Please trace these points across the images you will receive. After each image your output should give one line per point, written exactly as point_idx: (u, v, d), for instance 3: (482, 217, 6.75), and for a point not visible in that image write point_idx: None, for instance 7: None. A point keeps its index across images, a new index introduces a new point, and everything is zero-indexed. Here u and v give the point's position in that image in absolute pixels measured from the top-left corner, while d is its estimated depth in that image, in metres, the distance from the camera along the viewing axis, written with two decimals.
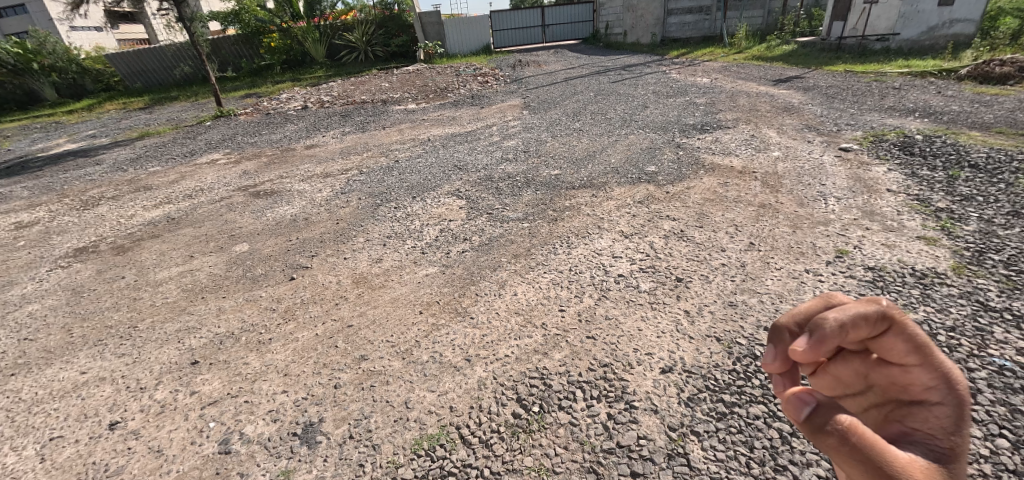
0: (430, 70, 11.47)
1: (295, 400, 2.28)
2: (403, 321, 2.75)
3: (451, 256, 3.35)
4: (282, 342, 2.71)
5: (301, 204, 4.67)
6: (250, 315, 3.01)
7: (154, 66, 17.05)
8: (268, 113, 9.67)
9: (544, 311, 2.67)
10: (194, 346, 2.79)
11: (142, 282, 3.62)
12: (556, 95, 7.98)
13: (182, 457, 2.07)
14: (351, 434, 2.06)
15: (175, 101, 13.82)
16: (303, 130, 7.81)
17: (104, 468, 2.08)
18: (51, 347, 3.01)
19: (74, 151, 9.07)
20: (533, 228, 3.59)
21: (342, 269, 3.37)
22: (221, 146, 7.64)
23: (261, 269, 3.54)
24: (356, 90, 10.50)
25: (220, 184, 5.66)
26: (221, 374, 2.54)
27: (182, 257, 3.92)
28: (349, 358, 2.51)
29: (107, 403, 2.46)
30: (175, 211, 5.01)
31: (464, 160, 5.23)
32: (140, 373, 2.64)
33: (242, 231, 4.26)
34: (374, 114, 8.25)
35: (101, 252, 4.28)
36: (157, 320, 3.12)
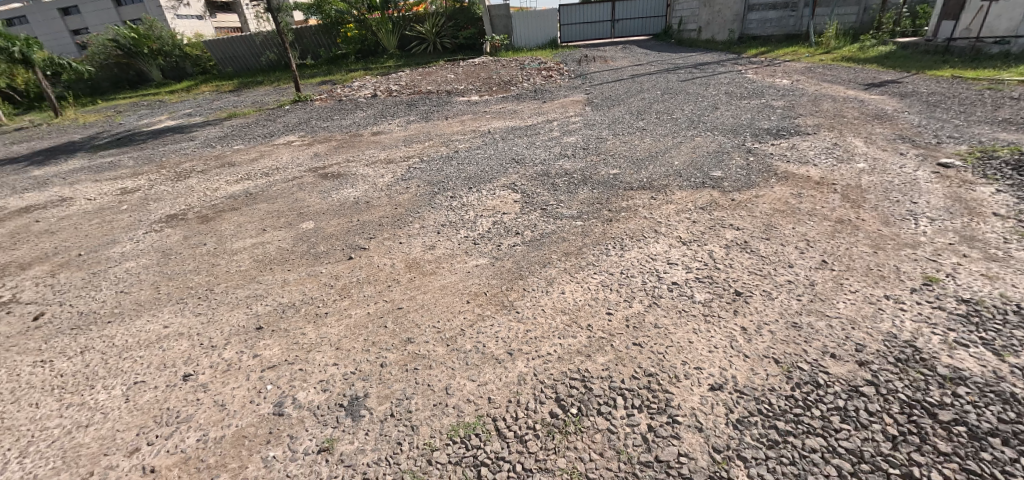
0: (495, 63, 11.56)
1: (344, 373, 2.40)
2: (450, 308, 2.81)
3: (502, 248, 3.37)
4: (337, 317, 2.87)
5: (364, 188, 4.89)
6: (311, 289, 3.20)
7: (244, 52, 18.48)
8: (340, 99, 10.20)
9: (590, 312, 2.62)
10: (259, 312, 3.02)
11: (221, 250, 3.96)
12: (620, 92, 7.76)
13: (241, 414, 2.25)
14: (393, 412, 2.14)
15: (260, 85, 14.94)
16: (371, 117, 8.17)
17: (176, 414, 2.31)
18: (142, 300, 3.38)
19: (174, 127, 10.09)
20: (586, 227, 3.52)
21: (397, 253, 3.50)
22: (297, 129, 8.17)
23: (323, 247, 3.75)
24: (423, 80, 10.81)
25: (294, 165, 6.06)
26: (281, 341, 2.72)
27: (256, 230, 4.25)
28: (396, 339, 2.60)
29: (183, 356, 2.72)
30: (253, 187, 5.43)
31: (521, 154, 5.24)
32: (212, 332, 2.89)
33: (309, 210, 4.54)
34: (438, 104, 8.46)
35: (189, 219, 4.74)
36: (230, 285, 3.40)
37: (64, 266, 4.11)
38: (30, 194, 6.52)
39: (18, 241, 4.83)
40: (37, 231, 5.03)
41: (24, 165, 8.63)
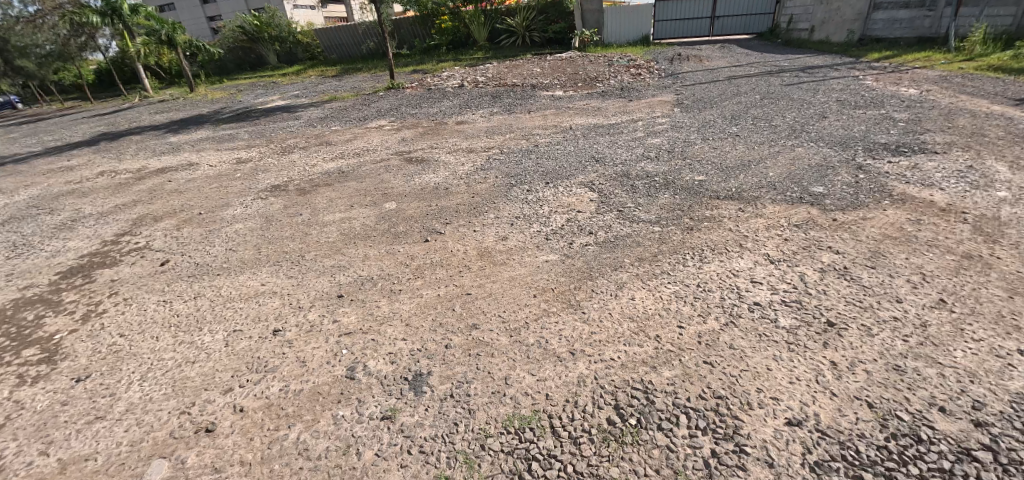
0: (582, 59, 11.39)
1: (411, 349, 2.52)
2: (516, 300, 2.83)
3: (573, 247, 3.33)
4: (409, 295, 3.01)
5: (444, 175, 5.08)
6: (388, 265, 3.40)
7: (348, 41, 19.82)
8: (429, 88, 10.65)
9: (659, 323, 2.51)
10: (342, 282, 3.26)
11: (314, 221, 4.33)
12: (714, 94, 7.31)
13: (318, 372, 2.45)
14: (452, 393, 2.21)
15: (359, 71, 16.05)
16: (456, 107, 8.44)
17: (266, 363, 2.57)
18: (245, 259, 3.79)
19: (284, 106, 11.17)
20: (664, 234, 3.37)
21: (470, 240, 3.60)
22: (388, 114, 8.67)
23: (403, 228, 3.96)
24: (509, 73, 10.95)
25: (383, 148, 6.45)
26: (358, 311, 2.92)
27: (345, 205, 4.58)
28: (462, 324, 2.68)
29: (275, 313, 3.02)
30: (346, 165, 5.86)
31: (602, 153, 5.13)
32: (301, 295, 3.18)
33: (393, 191, 4.80)
34: (522, 97, 8.54)
35: (290, 190, 5.23)
36: (319, 254, 3.71)
37: (188, 222, 4.73)
38: (168, 157, 7.57)
39: (155, 197, 5.64)
40: (170, 189, 5.84)
41: (165, 132, 10.04)
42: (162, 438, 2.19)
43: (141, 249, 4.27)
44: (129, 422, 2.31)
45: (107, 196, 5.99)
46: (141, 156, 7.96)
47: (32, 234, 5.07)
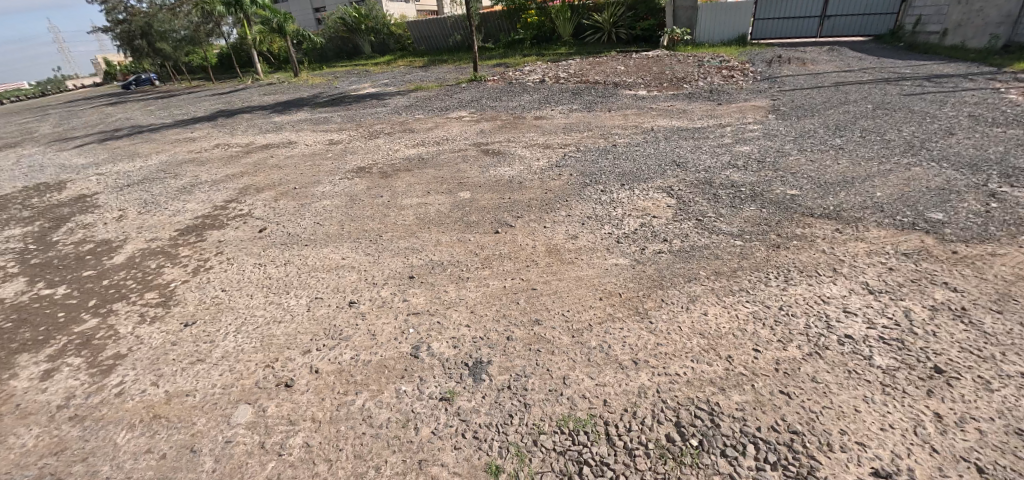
0: (670, 58, 10.90)
1: (474, 336, 2.59)
2: (582, 301, 2.80)
3: (645, 253, 3.22)
4: (476, 283, 3.09)
5: (519, 168, 5.12)
6: (458, 252, 3.50)
7: (436, 33, 20.55)
8: (510, 82, 10.77)
9: (732, 343, 2.36)
10: (414, 264, 3.42)
11: (393, 203, 4.57)
12: (817, 102, 6.67)
13: (386, 346, 2.59)
14: (509, 384, 2.24)
15: (445, 63, 16.64)
16: (535, 102, 8.46)
17: (341, 332, 2.77)
18: (330, 233, 4.10)
19: (374, 93, 11.87)
20: (746, 249, 3.15)
21: (540, 236, 3.60)
22: (469, 105, 8.90)
23: (475, 217, 4.05)
24: (591, 69, 10.76)
25: (462, 138, 6.63)
26: (427, 293, 3.04)
27: (422, 191, 4.79)
28: (524, 318, 2.70)
29: (352, 286, 3.23)
30: (426, 153, 6.11)
31: (684, 158, 4.88)
32: (376, 272, 3.38)
33: (469, 181, 4.93)
34: (603, 95, 8.36)
35: (373, 173, 5.56)
36: (395, 235, 3.91)
37: (284, 195, 5.20)
38: (271, 135, 8.36)
39: (259, 170, 6.26)
40: (271, 164, 6.45)
41: (271, 112, 11.10)
42: (248, 386, 2.44)
43: (244, 215, 4.77)
44: (222, 368, 2.60)
45: (220, 166, 6.75)
46: (250, 133, 8.86)
47: (160, 194, 5.84)
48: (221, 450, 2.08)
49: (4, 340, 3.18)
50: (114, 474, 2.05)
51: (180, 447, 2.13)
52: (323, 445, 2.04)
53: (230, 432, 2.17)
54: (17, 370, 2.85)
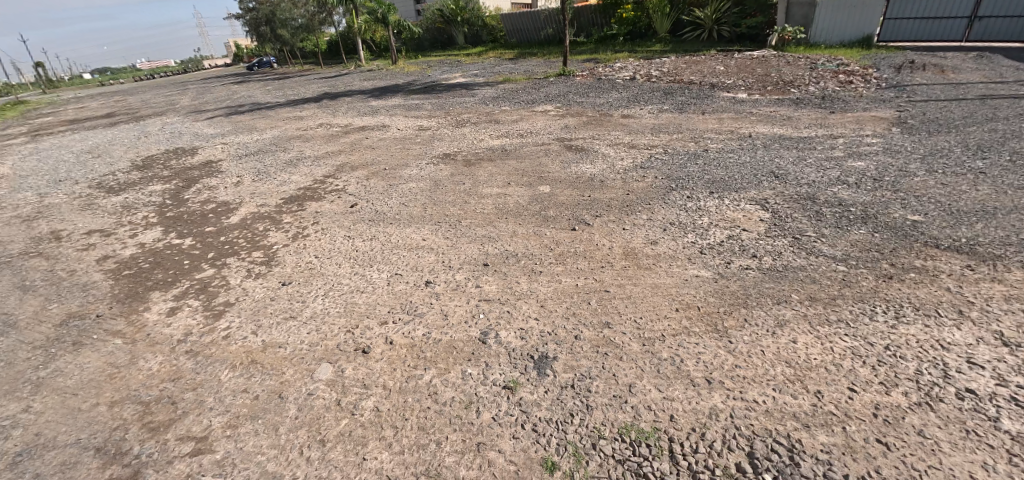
0: (778, 59, 10.02)
1: (541, 330, 2.60)
2: (656, 309, 2.70)
3: (730, 267, 3.02)
4: (548, 278, 3.10)
5: (601, 167, 5.03)
6: (533, 245, 3.53)
7: (528, 26, 20.81)
8: (599, 78, 10.56)
9: (823, 377, 2.14)
10: (489, 251, 3.51)
11: (474, 191, 4.71)
12: (957, 116, 5.77)
13: (457, 328, 2.69)
14: (572, 383, 2.23)
15: (534, 56, 16.75)
16: (623, 100, 8.22)
17: (417, 308, 2.92)
18: (414, 214, 4.33)
19: (464, 83, 12.26)
20: (850, 276, 2.83)
21: (617, 237, 3.52)
22: (555, 100, 8.89)
23: (553, 212, 4.06)
24: (687, 68, 10.22)
25: (545, 132, 6.65)
26: (499, 282, 3.11)
27: (503, 182, 4.88)
28: (594, 319, 2.66)
29: (430, 267, 3.39)
30: (510, 144, 6.21)
31: (784, 169, 4.49)
32: (453, 255, 3.51)
33: (549, 175, 4.94)
34: (697, 96, 7.92)
35: (458, 160, 5.76)
36: (474, 222, 4.04)
37: (376, 174, 5.56)
38: (368, 118, 8.97)
39: (355, 150, 6.75)
40: (366, 145, 6.93)
41: (369, 96, 11.90)
42: (331, 347, 2.66)
43: (339, 190, 5.19)
44: (311, 327, 2.87)
45: (322, 143, 7.38)
46: (350, 115, 9.58)
47: (271, 165, 6.53)
48: (303, 401, 2.30)
49: (144, 278, 3.76)
50: (217, 405, 2.35)
51: (271, 391, 2.39)
52: (391, 412, 2.18)
53: (313, 386, 2.39)
54: (151, 304, 3.36)
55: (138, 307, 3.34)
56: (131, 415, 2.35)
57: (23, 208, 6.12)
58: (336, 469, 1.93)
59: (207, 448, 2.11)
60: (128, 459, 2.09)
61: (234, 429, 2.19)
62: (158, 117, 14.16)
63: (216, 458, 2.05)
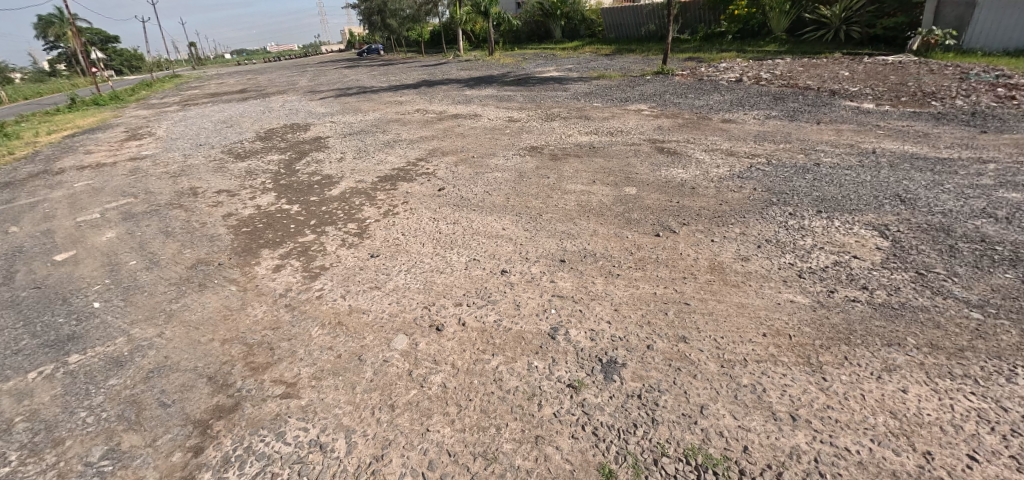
0: (920, 66, 8.72)
1: (612, 335, 2.55)
2: (740, 330, 2.52)
3: (832, 296, 2.72)
4: (625, 282, 3.03)
5: (694, 173, 4.78)
6: (613, 247, 3.47)
7: (629, 21, 20.33)
8: (701, 79, 9.97)
9: (938, 438, 1.85)
10: (567, 248, 3.51)
11: (558, 186, 4.72)
12: None
13: (527, 320, 2.74)
14: (638, 393, 2.17)
15: (633, 52, 16.26)
16: (726, 103, 7.68)
17: (491, 295, 3.01)
18: (497, 203, 4.44)
19: (557, 77, 12.26)
20: (987, 326, 2.41)
21: (704, 249, 3.33)
22: (650, 99, 8.56)
23: (637, 216, 3.95)
24: (804, 72, 9.27)
25: (637, 132, 6.44)
26: (574, 280, 3.10)
27: (587, 179, 4.83)
28: (670, 331, 2.55)
29: (508, 256, 3.47)
30: (598, 142, 6.12)
31: (914, 193, 3.92)
32: (530, 248, 3.56)
33: (636, 177, 4.80)
34: (813, 104, 7.17)
35: (544, 154, 5.80)
36: (554, 217, 4.05)
37: (464, 161, 5.77)
38: (462, 106, 9.31)
39: (448, 136, 7.06)
40: (458, 132, 7.21)
41: (465, 85, 12.33)
42: (409, 320, 2.84)
43: (430, 173, 5.47)
44: (393, 298, 3.08)
45: (418, 128, 7.80)
46: (445, 102, 10.01)
47: (371, 145, 7.04)
48: (380, 366, 2.48)
49: (258, 236, 4.27)
50: (306, 357, 2.61)
51: (352, 352, 2.61)
52: (457, 390, 2.28)
53: (390, 354, 2.56)
54: (261, 259, 3.80)
55: (251, 261, 3.80)
56: (238, 353, 2.70)
57: (173, 165, 7.21)
58: (402, 435, 2.07)
59: (294, 393, 2.35)
60: (232, 391, 2.41)
61: (319, 380, 2.43)
62: (281, 94, 15.87)
63: (302, 403, 2.29)
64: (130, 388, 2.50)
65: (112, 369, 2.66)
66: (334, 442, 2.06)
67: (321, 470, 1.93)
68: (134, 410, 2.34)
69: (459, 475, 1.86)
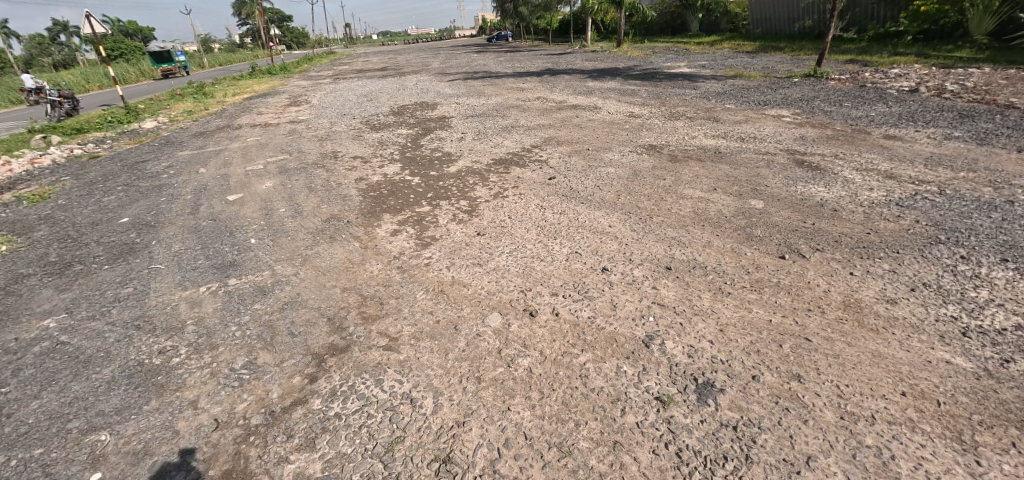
0: None
1: (712, 357, 2.37)
2: (871, 383, 2.16)
3: (1009, 366, 2.19)
4: (736, 302, 2.77)
5: (839, 192, 4.17)
6: (727, 263, 3.20)
7: (781, 16, 18.39)
8: (863, 86, 8.62)
9: None
10: (675, 256, 3.31)
11: (673, 189, 4.47)
12: None
13: (621, 323, 2.65)
14: (734, 424, 1.99)
15: (780, 51, 14.64)
16: (893, 116, 6.54)
17: (588, 291, 2.97)
18: (606, 199, 4.35)
19: (688, 74, 11.51)
20: None
21: (839, 281, 2.91)
22: (794, 105, 7.63)
23: (761, 232, 3.57)
24: (1012, 86, 7.48)
25: (773, 140, 5.79)
26: (678, 290, 2.92)
27: (708, 186, 4.49)
28: (782, 365, 2.29)
29: (611, 255, 3.39)
30: (726, 147, 5.63)
31: None
32: (635, 250, 3.43)
33: (766, 190, 4.34)
34: (1019, 125, 5.77)
35: (663, 153, 5.52)
36: (666, 221, 3.85)
37: (578, 153, 5.73)
38: (582, 97, 9.21)
39: (565, 126, 7.06)
40: (575, 123, 7.18)
41: (588, 77, 12.16)
42: (505, 300, 2.93)
43: (542, 161, 5.54)
44: (492, 277, 3.20)
45: (536, 115, 7.91)
46: (565, 92, 9.98)
47: (490, 128, 7.32)
48: (472, 338, 2.61)
49: (382, 201, 4.72)
50: (409, 317, 2.84)
51: (449, 321, 2.77)
52: (541, 377, 2.31)
53: (482, 329, 2.68)
54: (382, 222, 4.20)
55: (374, 222, 4.22)
56: (353, 302, 3.03)
57: (321, 130, 8.25)
58: (484, 407, 2.16)
59: (395, 347, 2.58)
60: (345, 334, 2.72)
61: (417, 340, 2.63)
62: (416, 74, 17.18)
63: (400, 358, 2.50)
64: (268, 314, 2.96)
65: (258, 296, 3.17)
66: (423, 400, 2.23)
67: (408, 422, 2.10)
68: (269, 333, 2.77)
69: (532, 460, 1.89)
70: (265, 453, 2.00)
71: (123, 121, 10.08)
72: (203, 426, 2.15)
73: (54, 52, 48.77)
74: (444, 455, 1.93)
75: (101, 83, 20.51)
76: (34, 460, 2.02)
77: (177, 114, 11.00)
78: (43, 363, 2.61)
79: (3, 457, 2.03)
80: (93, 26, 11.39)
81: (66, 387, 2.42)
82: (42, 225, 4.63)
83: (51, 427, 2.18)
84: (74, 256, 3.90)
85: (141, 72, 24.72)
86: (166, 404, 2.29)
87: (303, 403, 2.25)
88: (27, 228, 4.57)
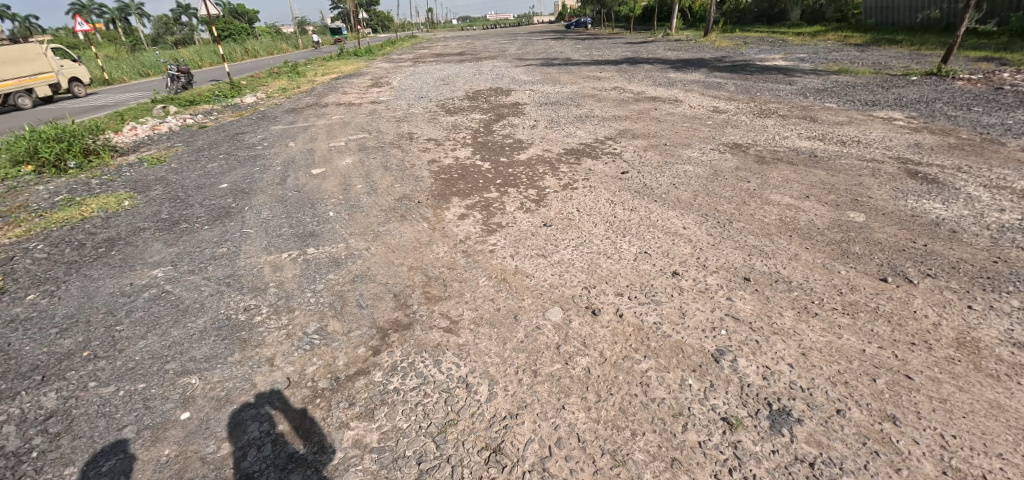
0: None
1: (791, 382, 2.15)
2: (986, 438, 1.85)
3: None
4: (825, 325, 2.49)
5: (960, 211, 3.62)
6: (818, 279, 2.89)
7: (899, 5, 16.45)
8: (999, 88, 7.42)
9: None
10: (756, 267, 3.05)
11: (759, 193, 4.12)
12: None
13: (690, 333, 2.49)
14: (811, 460, 1.80)
15: (899, 44, 13.02)
16: None
17: (655, 294, 2.82)
18: (682, 198, 4.11)
19: (785, 68, 10.55)
20: None
21: (953, 315, 2.51)
22: (910, 106, 6.74)
23: (860, 250, 3.19)
24: None
25: (881, 145, 5.17)
26: (758, 304, 2.69)
27: (799, 193, 4.09)
28: (875, 403, 2.02)
29: (685, 259, 3.19)
30: (823, 150, 5.10)
31: None
32: (710, 256, 3.21)
33: (870, 201, 3.87)
34: None
35: (749, 153, 5.12)
36: (747, 228, 3.55)
37: (654, 148, 5.45)
38: (662, 89, 8.78)
39: (641, 118, 6.78)
40: (653, 116, 6.85)
41: (671, 67, 11.54)
42: (566, 295, 2.86)
43: (615, 153, 5.36)
44: (557, 270, 3.14)
45: (611, 106, 7.65)
46: (645, 83, 9.53)
47: (563, 117, 7.19)
48: (531, 330, 2.58)
49: (452, 184, 4.80)
50: (470, 302, 2.86)
51: (509, 310, 2.76)
52: (599, 380, 2.23)
53: (541, 322, 2.63)
54: (451, 205, 4.28)
55: (443, 204, 4.31)
56: (418, 281, 3.11)
57: (398, 112, 8.52)
58: (538, 402, 2.12)
59: (454, 331, 2.61)
60: (408, 312, 2.80)
61: (476, 326, 2.64)
62: (493, 59, 17.25)
63: (459, 341, 2.53)
64: (341, 285, 3.12)
65: (333, 266, 3.36)
66: (477, 386, 2.23)
67: (462, 407, 2.12)
68: (340, 303, 2.92)
69: (582, 463, 1.83)
70: (328, 417, 2.11)
71: (227, 96, 11.08)
72: (275, 384, 2.31)
73: (177, 32, 54.63)
74: (494, 444, 1.93)
75: (212, 61, 22.76)
76: (138, 393, 2.28)
77: (273, 91, 11.92)
78: (150, 308, 2.95)
79: (115, 387, 2.32)
80: (209, 8, 12.57)
81: (167, 332, 2.72)
82: (157, 185, 5.22)
83: (153, 366, 2.45)
84: (180, 215, 4.35)
85: (245, 51, 27.01)
86: (246, 358, 2.49)
87: (366, 374, 2.34)
88: (145, 187, 5.19)
